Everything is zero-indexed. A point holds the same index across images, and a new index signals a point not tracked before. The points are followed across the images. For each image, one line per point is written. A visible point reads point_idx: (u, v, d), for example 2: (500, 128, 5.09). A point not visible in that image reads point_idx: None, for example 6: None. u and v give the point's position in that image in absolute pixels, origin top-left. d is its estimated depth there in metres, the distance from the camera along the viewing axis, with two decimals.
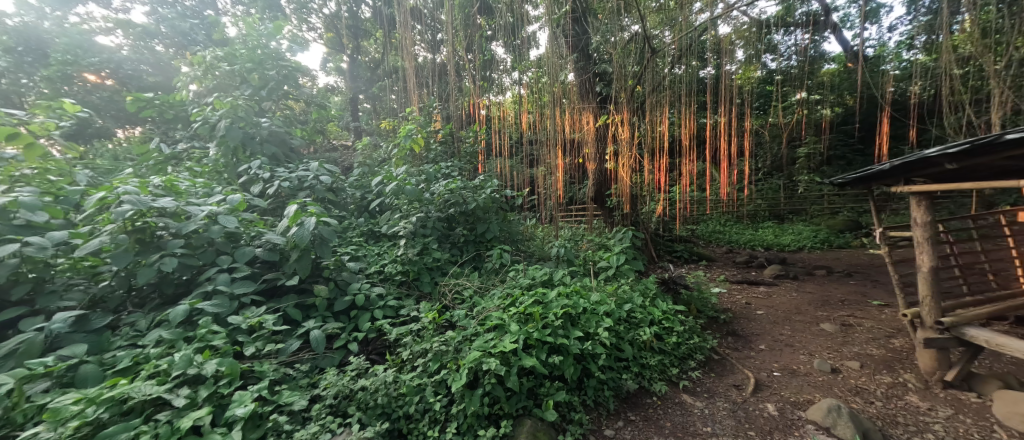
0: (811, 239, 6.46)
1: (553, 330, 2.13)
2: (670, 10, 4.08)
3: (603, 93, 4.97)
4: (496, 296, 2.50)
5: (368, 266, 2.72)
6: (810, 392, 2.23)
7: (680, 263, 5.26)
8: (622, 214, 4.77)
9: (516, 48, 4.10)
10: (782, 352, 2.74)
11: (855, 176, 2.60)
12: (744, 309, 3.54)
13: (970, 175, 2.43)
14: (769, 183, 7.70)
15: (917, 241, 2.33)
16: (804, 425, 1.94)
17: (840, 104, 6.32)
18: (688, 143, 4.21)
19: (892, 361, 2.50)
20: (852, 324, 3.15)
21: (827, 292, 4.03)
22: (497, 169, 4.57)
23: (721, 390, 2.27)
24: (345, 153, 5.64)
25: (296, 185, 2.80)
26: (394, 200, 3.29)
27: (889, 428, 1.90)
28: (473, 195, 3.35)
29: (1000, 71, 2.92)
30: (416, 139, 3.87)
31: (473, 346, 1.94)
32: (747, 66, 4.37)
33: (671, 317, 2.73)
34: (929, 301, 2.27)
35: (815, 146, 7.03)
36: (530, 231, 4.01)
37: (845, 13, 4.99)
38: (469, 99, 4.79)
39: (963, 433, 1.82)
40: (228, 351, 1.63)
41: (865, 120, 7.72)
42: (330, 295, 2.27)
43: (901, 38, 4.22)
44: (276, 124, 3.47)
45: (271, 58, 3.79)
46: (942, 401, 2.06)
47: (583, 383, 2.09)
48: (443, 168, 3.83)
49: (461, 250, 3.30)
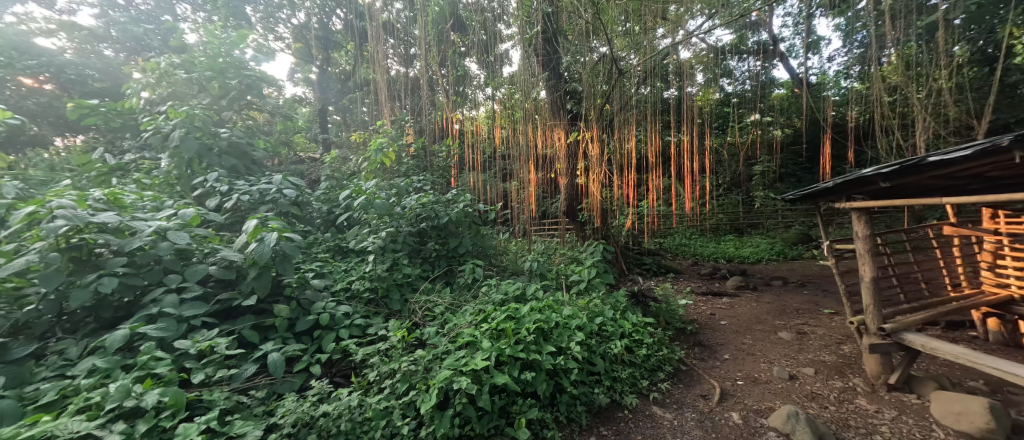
0: (768, 251, 6.85)
1: (525, 345, 2.12)
2: (635, 35, 4.28)
3: (574, 110, 5.11)
4: (467, 312, 2.47)
5: (334, 283, 2.61)
6: (771, 400, 2.33)
7: (649, 276, 5.41)
8: (593, 228, 4.87)
9: (489, 65, 4.17)
10: (745, 361, 2.84)
11: (803, 193, 2.81)
12: (709, 320, 3.68)
13: (903, 193, 2.67)
14: (730, 198, 8.12)
15: (859, 253, 2.53)
16: (767, 432, 2.01)
17: (790, 125, 6.82)
18: (655, 160, 4.36)
19: (843, 367, 2.66)
20: (806, 332, 3.34)
21: (783, 301, 4.26)
22: (470, 183, 4.59)
23: (689, 401, 2.32)
24: (312, 165, 5.48)
25: (257, 198, 2.66)
26: (363, 215, 3.20)
27: (842, 431, 2.00)
28: (445, 210, 3.32)
29: (923, 100, 3.26)
30: (387, 153, 3.79)
31: (443, 365, 1.89)
32: (707, 89, 4.66)
33: (641, 329, 2.79)
34: (872, 308, 2.45)
35: (769, 164, 7.52)
36: (503, 245, 4.01)
37: (791, 44, 5.45)
38: (442, 113, 4.78)
39: (907, 433, 1.95)
40: (173, 379, 1.50)
41: (813, 141, 8.29)
42: (291, 315, 2.16)
43: (839, 68, 4.64)
44: (236, 135, 3.31)
45: (235, 65, 3.66)
46: (887, 403, 2.21)
47: (555, 399, 2.08)
48: (415, 182, 3.77)
49: (432, 265, 3.24)
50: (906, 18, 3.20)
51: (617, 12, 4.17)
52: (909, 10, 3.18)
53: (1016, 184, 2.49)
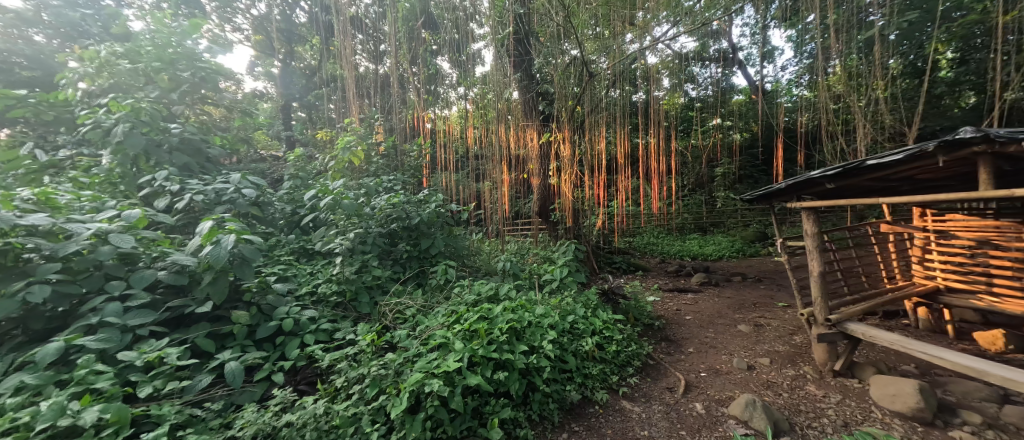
0: (729, 248, 7.22)
1: (498, 345, 2.12)
2: (605, 39, 4.39)
3: (546, 111, 5.17)
4: (439, 313, 2.43)
5: (298, 287, 2.50)
6: (731, 389, 2.45)
7: (619, 274, 5.57)
8: (565, 227, 4.94)
9: (462, 64, 4.14)
10: (708, 354, 2.98)
11: (759, 194, 2.98)
12: (674, 315, 3.83)
13: (846, 194, 2.90)
14: (694, 198, 8.48)
15: (809, 250, 2.71)
16: (727, 420, 2.12)
17: (748, 129, 7.21)
18: (624, 161, 4.49)
19: (794, 356, 2.85)
20: (763, 324, 3.54)
21: (742, 296, 4.50)
22: (443, 183, 4.55)
23: (657, 394, 2.41)
24: (275, 164, 5.23)
25: (212, 198, 2.49)
26: (330, 215, 3.08)
27: (794, 416, 2.15)
28: (416, 210, 3.26)
29: (863, 108, 3.54)
30: (356, 151, 3.66)
31: (415, 368, 1.86)
32: (672, 93, 4.85)
33: (611, 326, 2.87)
34: (820, 301, 2.63)
35: (729, 166, 7.93)
36: (476, 246, 4.00)
37: (748, 53, 5.78)
38: (413, 112, 4.70)
39: (851, 415, 2.12)
40: (117, 394, 1.39)
41: (768, 145, 8.84)
42: (251, 321, 2.05)
43: (791, 77, 4.95)
44: (189, 131, 3.11)
45: (188, 56, 3.40)
46: (833, 389, 2.39)
47: (528, 398, 2.10)
48: (385, 181, 3.67)
49: (404, 267, 3.17)
50: (848, 32, 3.48)
51: (587, 16, 4.25)
52: (850, 25, 3.46)
53: (940, 185, 2.76)
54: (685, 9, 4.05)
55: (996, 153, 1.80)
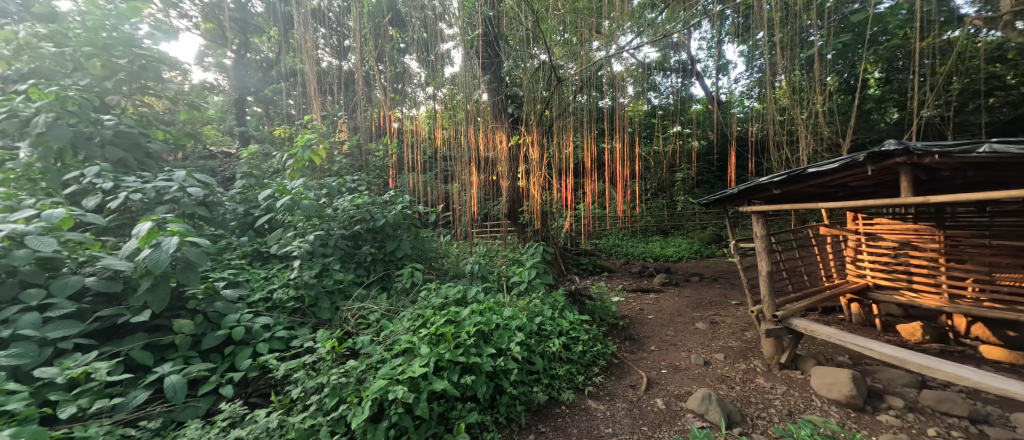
0: (688, 250, 7.58)
1: (465, 349, 2.10)
2: (573, 45, 4.47)
3: (515, 114, 5.22)
4: (405, 318, 2.37)
5: (251, 293, 2.35)
6: (689, 384, 2.57)
7: (585, 276, 5.69)
8: (534, 230, 4.98)
9: (430, 64, 4.09)
10: (668, 351, 3.11)
11: (714, 198, 3.15)
12: (637, 315, 3.97)
13: (790, 199, 3.13)
14: (656, 202, 8.83)
15: (758, 251, 2.90)
16: (685, 414, 2.22)
17: (705, 137, 7.63)
18: (591, 165, 4.58)
19: (746, 351, 3.03)
20: (718, 322, 3.75)
21: (700, 295, 4.75)
22: (410, 184, 4.47)
23: (620, 392, 2.48)
24: (226, 161, 4.90)
25: (153, 198, 2.28)
26: (287, 216, 2.90)
27: (745, 408, 2.28)
28: (382, 212, 3.16)
29: (805, 120, 3.85)
30: (317, 150, 3.42)
31: (378, 375, 1.79)
32: (636, 101, 5.03)
33: (577, 326, 2.93)
34: (768, 299, 2.82)
35: (688, 172, 8.35)
36: (444, 248, 3.95)
37: (706, 65, 6.12)
38: (379, 111, 4.58)
39: (794, 404, 2.28)
40: (32, 415, 1.23)
41: (722, 152, 9.41)
42: (196, 331, 1.90)
43: (743, 89, 5.30)
44: (126, 123, 2.84)
45: (125, 43, 3.05)
46: (779, 380, 2.56)
47: (495, 401, 2.09)
48: (348, 182, 3.53)
49: (368, 270, 3.07)
50: (791, 51, 3.77)
51: (555, 22, 4.31)
52: (794, 44, 3.75)
53: (869, 192, 3.05)
54: (647, 21, 4.21)
55: (914, 164, 2.01)
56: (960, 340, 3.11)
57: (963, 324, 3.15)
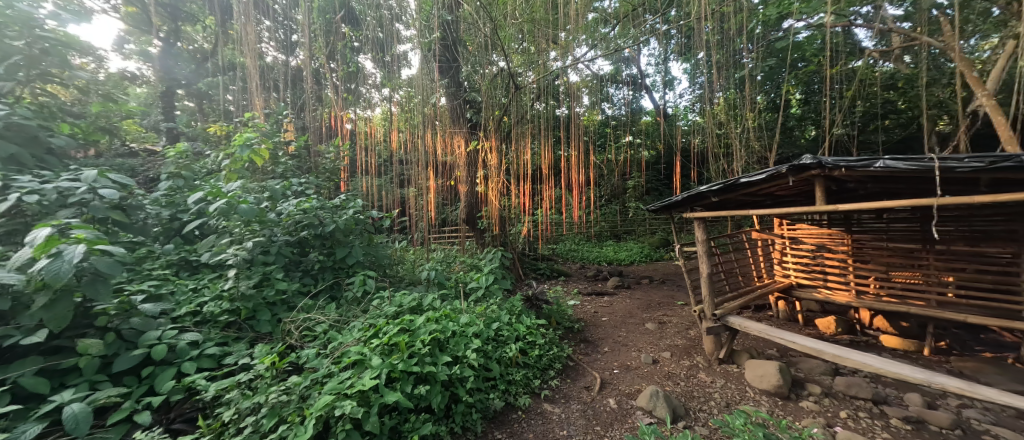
0: (639, 254, 7.96)
1: (419, 358, 2.04)
2: (530, 54, 4.53)
3: (473, 119, 5.23)
4: (355, 328, 2.26)
5: (176, 306, 2.11)
6: (639, 383, 2.69)
7: (543, 280, 5.79)
8: (492, 235, 4.98)
9: (385, 65, 3.97)
10: (620, 351, 3.23)
11: (661, 206, 3.35)
12: (592, 318, 4.09)
13: (727, 206, 3.40)
14: (610, 208, 9.20)
15: (700, 255, 3.11)
16: (636, 412, 2.32)
17: (654, 148, 8.11)
18: (548, 171, 4.64)
19: (689, 348, 3.24)
20: (665, 322, 3.96)
21: (649, 297, 5.00)
22: (363, 188, 4.32)
23: (575, 393, 2.53)
24: (150, 160, 4.42)
25: (55, 200, 1.99)
26: (221, 221, 2.64)
27: (689, 402, 2.43)
28: (331, 216, 2.99)
29: (739, 134, 4.21)
30: (259, 150, 3.11)
31: (324, 390, 1.69)
32: (591, 110, 5.23)
33: (534, 331, 2.97)
34: (709, 299, 3.03)
35: (639, 179, 8.81)
36: (399, 255, 3.83)
37: (653, 80, 6.52)
38: (330, 111, 4.35)
39: (731, 396, 2.46)
40: None
41: (669, 162, 10.04)
42: (106, 352, 1.68)
43: (687, 104, 5.70)
44: (21, 114, 2.46)
45: (22, 22, 2.62)
46: (718, 374, 2.76)
47: (450, 411, 2.05)
48: (294, 185, 3.29)
49: (315, 279, 2.90)
50: (727, 71, 4.13)
51: (513, 30, 4.35)
52: (729, 65, 4.10)
53: (792, 201, 3.40)
54: (601, 35, 4.40)
55: (826, 176, 2.27)
56: (865, 331, 3.56)
57: (867, 316, 3.61)
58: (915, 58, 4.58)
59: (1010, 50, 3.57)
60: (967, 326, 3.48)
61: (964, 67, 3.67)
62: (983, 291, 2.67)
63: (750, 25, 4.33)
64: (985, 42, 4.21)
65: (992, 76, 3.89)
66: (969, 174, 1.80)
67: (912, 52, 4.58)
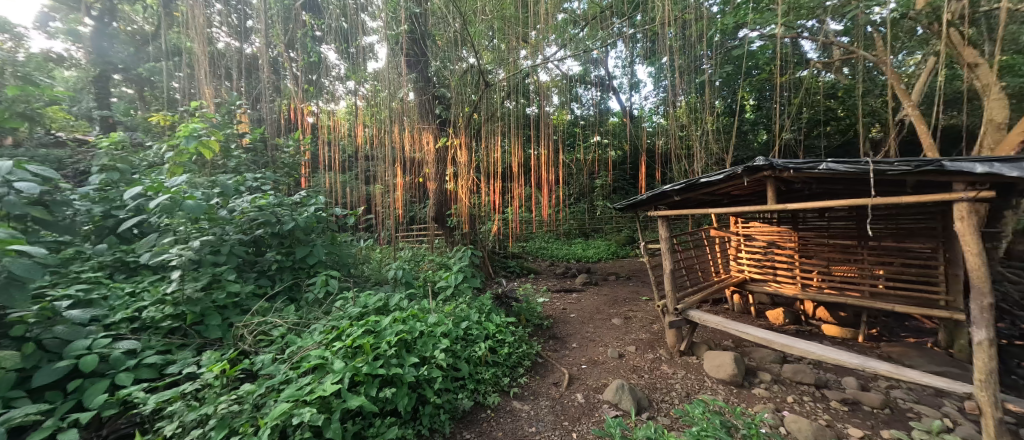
0: (606, 251, 8.17)
1: (385, 360, 1.97)
2: (501, 51, 4.50)
3: (442, 116, 5.16)
4: (315, 331, 2.15)
5: (109, 313, 1.92)
6: (606, 377, 2.75)
7: (512, 278, 5.81)
8: (462, 233, 4.91)
9: (351, 57, 3.85)
10: (588, 347, 3.30)
11: (627, 204, 3.43)
12: (561, 314, 4.14)
13: (688, 205, 3.56)
14: (579, 206, 9.36)
15: (663, 251, 3.22)
16: (602, 406, 2.37)
17: (620, 148, 8.35)
18: (518, 169, 4.65)
19: (653, 342, 3.36)
20: (630, 317, 4.09)
21: (615, 293, 5.15)
22: (326, 184, 4.13)
23: (544, 390, 2.56)
24: (80, 151, 3.99)
25: None
26: (164, 219, 2.42)
27: (652, 393, 2.52)
28: (290, 214, 2.82)
29: (699, 136, 4.41)
30: (207, 142, 2.83)
31: (280, 397, 1.60)
32: (561, 110, 5.30)
33: (503, 329, 2.97)
34: (671, 294, 3.15)
35: (606, 179, 9.03)
36: (364, 254, 3.71)
37: (620, 82, 6.72)
38: (289, 102, 4.12)
39: (691, 386, 2.58)
40: None
41: (634, 162, 10.37)
42: (23, 365, 1.49)
43: (651, 106, 5.91)
44: None
45: None
46: (679, 366, 2.88)
47: (417, 413, 2.00)
48: (249, 180, 3.07)
49: (272, 280, 2.73)
50: (689, 76, 4.30)
51: (483, 27, 4.29)
52: (690, 70, 4.28)
53: (747, 200, 3.60)
54: (570, 36, 4.45)
55: (776, 177, 2.43)
56: (809, 321, 3.84)
57: (811, 307, 3.91)
58: (853, 70, 5.00)
59: (931, 66, 3.98)
60: (894, 315, 3.86)
61: (894, 80, 4.08)
62: (908, 283, 2.97)
63: (710, 32, 4.55)
64: (910, 58, 4.67)
65: (915, 89, 4.32)
66: (898, 177, 1.98)
67: (850, 64, 4.99)
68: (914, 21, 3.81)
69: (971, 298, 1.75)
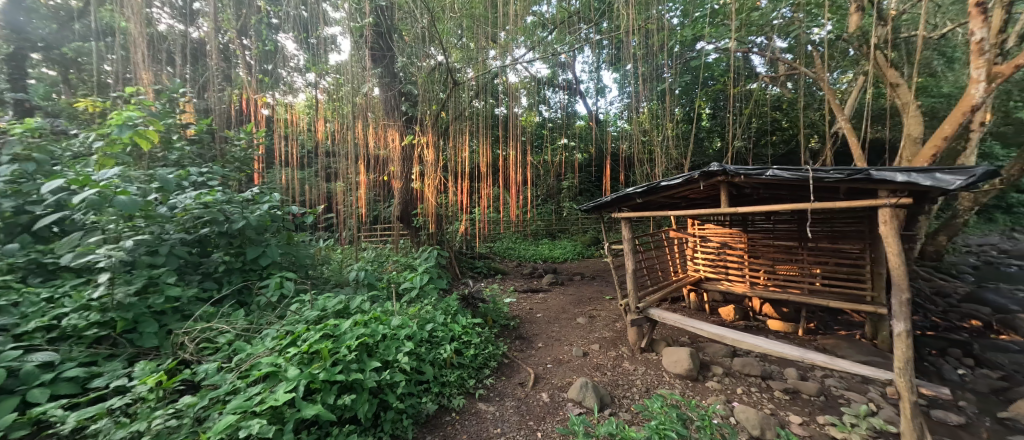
0: (572, 252, 8.33)
1: (344, 366, 1.88)
2: (470, 50, 4.49)
3: (409, 113, 5.04)
4: (267, 336, 2.02)
5: (20, 321, 1.69)
6: (570, 375, 2.80)
7: (480, 278, 5.78)
8: (428, 233, 4.81)
9: (311, 48, 3.68)
10: (553, 346, 3.34)
11: (592, 205, 3.50)
12: (527, 315, 4.17)
13: (649, 207, 3.70)
14: (546, 207, 9.48)
15: (626, 252, 3.32)
16: (567, 404, 2.41)
17: (586, 151, 8.55)
18: (486, 170, 4.63)
19: (615, 339, 3.47)
20: (594, 316, 4.19)
21: (580, 292, 5.26)
22: (282, 181, 3.91)
23: (510, 390, 2.56)
24: None
25: None
26: (91, 215, 2.17)
27: (615, 390, 2.60)
28: (241, 212, 2.63)
29: (660, 141, 4.61)
30: (145, 133, 2.55)
31: (227, 409, 1.48)
32: (529, 111, 5.34)
33: (469, 330, 2.94)
34: (633, 293, 3.26)
35: (573, 181, 9.22)
36: (324, 254, 3.55)
37: (586, 86, 6.89)
38: (241, 92, 3.85)
39: (650, 382, 2.69)
40: None
41: (600, 165, 10.66)
42: None
43: (616, 111, 6.10)
44: None
45: None
46: (640, 362, 2.99)
47: (379, 419, 1.93)
48: (193, 174, 2.83)
49: (219, 283, 2.54)
50: (650, 83, 4.49)
51: (452, 24, 4.25)
52: (652, 78, 4.46)
53: (703, 203, 3.80)
54: (538, 38, 4.50)
55: (729, 182, 2.58)
56: (756, 317, 4.12)
57: (758, 304, 4.19)
58: (796, 84, 5.44)
59: (860, 85, 4.40)
60: (829, 310, 4.23)
61: (830, 96, 4.48)
62: (841, 280, 3.26)
63: (670, 43, 4.78)
64: (843, 76, 5.15)
65: (847, 104, 4.77)
66: (834, 184, 2.16)
67: (793, 79, 5.42)
68: (846, 43, 4.20)
69: (892, 293, 1.95)
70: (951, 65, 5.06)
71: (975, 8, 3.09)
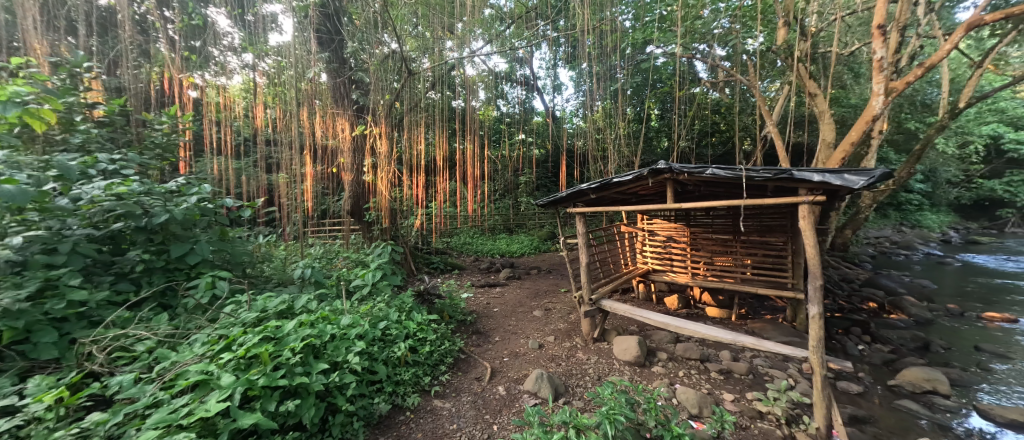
0: (529, 246, 8.43)
1: (287, 369, 1.76)
2: (425, 39, 4.32)
3: (359, 102, 4.78)
4: (196, 342, 1.83)
5: None
6: (526, 367, 2.85)
7: (436, 274, 5.67)
8: (381, 228, 4.62)
9: (247, 26, 3.36)
10: (510, 340, 3.37)
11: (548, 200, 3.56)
12: (484, 309, 4.16)
13: (602, 202, 3.84)
14: (504, 202, 9.48)
15: (580, 245, 3.41)
16: (523, 396, 2.45)
17: (543, 147, 8.65)
18: (442, 163, 4.53)
19: (569, 330, 3.58)
20: (550, 308, 4.29)
21: (537, 286, 5.34)
22: (213, 171, 3.54)
23: (466, 385, 2.55)
24: None
25: None
26: None
27: (569, 380, 2.68)
28: (163, 205, 2.36)
29: (612, 139, 4.78)
30: (37, 112, 2.17)
31: (147, 425, 1.32)
32: (486, 105, 5.29)
33: (425, 327, 2.87)
34: (586, 285, 3.37)
35: (530, 176, 9.31)
36: (263, 251, 3.28)
37: (543, 83, 6.96)
38: (162, 71, 3.42)
39: (602, 370, 2.81)
40: None
41: (556, 161, 10.84)
42: None
43: (572, 108, 6.24)
44: None
45: None
46: (593, 352, 3.11)
47: (327, 424, 1.84)
48: (102, 161, 2.47)
49: (137, 284, 2.26)
50: (605, 83, 4.63)
51: (407, 11, 4.08)
52: (605, 77, 4.60)
53: (651, 199, 4.01)
54: (496, 32, 4.44)
55: (675, 180, 2.74)
56: (697, 305, 4.44)
57: (698, 293, 4.52)
58: (733, 90, 5.89)
59: (786, 93, 4.86)
60: (758, 296, 4.67)
61: (761, 102, 4.90)
62: (768, 269, 3.61)
63: (622, 45, 4.95)
64: (772, 85, 5.67)
65: (776, 111, 5.25)
66: (763, 182, 2.37)
67: (731, 85, 5.86)
68: (775, 54, 4.60)
69: (809, 280, 2.19)
70: (858, 80, 5.75)
71: (876, 30, 3.55)
